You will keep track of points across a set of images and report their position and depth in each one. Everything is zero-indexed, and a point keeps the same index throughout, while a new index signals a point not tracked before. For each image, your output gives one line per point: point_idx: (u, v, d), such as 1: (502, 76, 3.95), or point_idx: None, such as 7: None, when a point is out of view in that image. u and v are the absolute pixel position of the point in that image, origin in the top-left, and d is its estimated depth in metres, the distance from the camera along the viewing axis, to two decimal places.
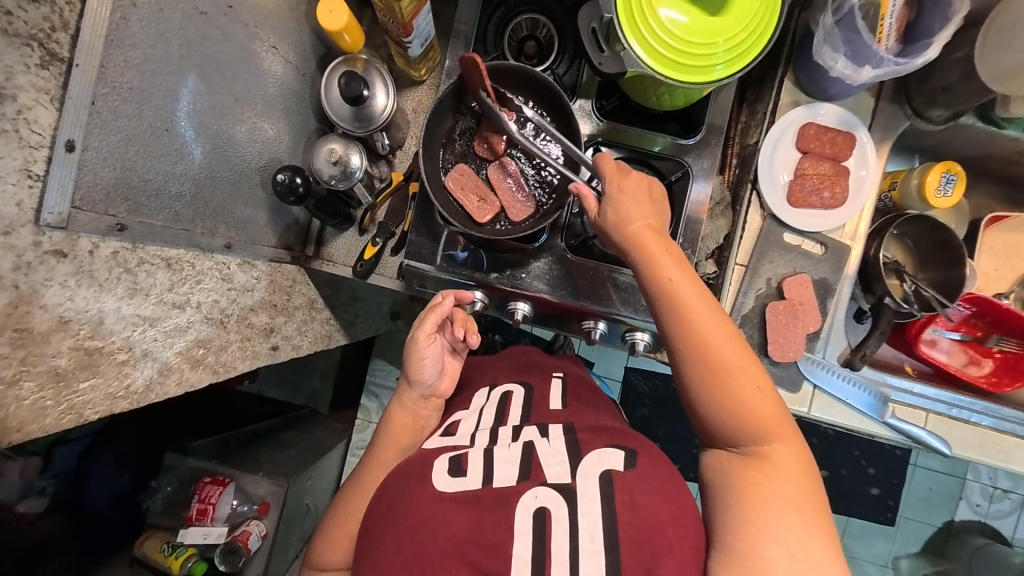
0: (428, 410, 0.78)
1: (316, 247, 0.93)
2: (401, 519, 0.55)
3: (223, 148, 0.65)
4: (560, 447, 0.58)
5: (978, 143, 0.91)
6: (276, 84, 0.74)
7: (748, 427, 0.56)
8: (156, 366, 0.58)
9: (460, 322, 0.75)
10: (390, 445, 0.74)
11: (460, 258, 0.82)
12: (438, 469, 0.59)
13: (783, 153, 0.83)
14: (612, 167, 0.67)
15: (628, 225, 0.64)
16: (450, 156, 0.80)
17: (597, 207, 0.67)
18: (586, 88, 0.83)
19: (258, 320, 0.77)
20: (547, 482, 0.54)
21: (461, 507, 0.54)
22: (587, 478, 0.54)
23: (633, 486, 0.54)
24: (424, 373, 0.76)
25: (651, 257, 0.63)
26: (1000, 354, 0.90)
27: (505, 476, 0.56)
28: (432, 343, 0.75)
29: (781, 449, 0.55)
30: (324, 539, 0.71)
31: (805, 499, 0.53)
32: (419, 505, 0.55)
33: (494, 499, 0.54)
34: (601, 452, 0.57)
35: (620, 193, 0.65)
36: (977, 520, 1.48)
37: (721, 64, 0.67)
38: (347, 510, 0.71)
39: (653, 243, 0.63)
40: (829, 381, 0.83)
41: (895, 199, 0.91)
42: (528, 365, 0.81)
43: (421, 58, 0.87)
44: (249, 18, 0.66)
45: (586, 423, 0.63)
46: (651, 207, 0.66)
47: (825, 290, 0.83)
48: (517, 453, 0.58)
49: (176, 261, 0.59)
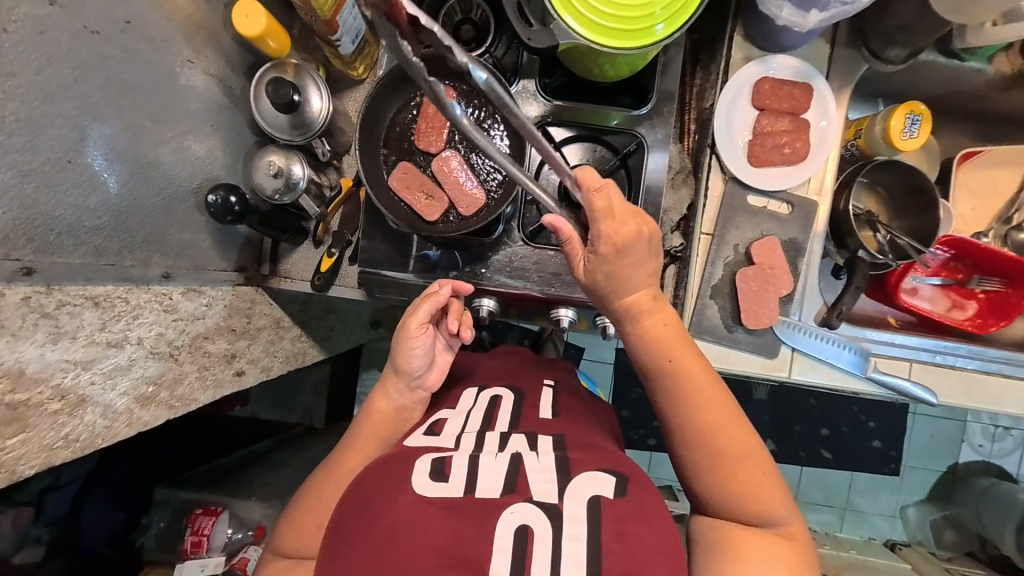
0: (413, 403, 0.74)
1: (272, 265, 0.89)
2: (376, 519, 0.52)
3: (146, 172, 0.62)
4: (549, 462, 0.56)
5: (941, 80, 0.88)
6: (199, 100, 0.71)
7: (741, 500, 0.57)
8: (98, 410, 0.57)
9: (455, 314, 0.72)
10: (369, 436, 0.72)
11: (433, 259, 0.80)
12: (420, 470, 0.56)
13: (740, 113, 0.80)
14: (600, 205, 0.58)
15: (625, 291, 0.62)
16: (392, 155, 0.76)
17: (585, 258, 0.62)
18: (529, 68, 0.80)
19: (215, 348, 0.75)
20: (533, 499, 0.52)
21: (443, 512, 0.51)
22: (574, 499, 0.52)
23: (624, 514, 0.52)
24: (413, 363, 0.72)
25: (647, 332, 0.63)
26: (983, 295, 0.91)
27: (488, 486, 0.53)
28: (423, 333, 0.72)
29: (775, 520, 0.57)
30: (289, 540, 0.67)
31: (793, 564, 0.55)
32: (397, 506, 0.52)
33: (478, 508, 0.51)
34: (591, 474, 0.55)
35: (622, 252, 0.60)
36: (981, 460, 1.47)
37: (661, 23, 0.64)
38: (311, 508, 0.68)
39: (651, 311, 0.63)
40: (808, 344, 0.78)
41: (861, 146, 0.88)
42: (519, 367, 0.80)
43: (355, 55, 0.84)
44: (155, 31, 0.62)
45: (577, 439, 0.62)
46: (650, 267, 0.63)
47: (796, 250, 0.79)
48: (503, 462, 0.56)
49: (105, 299, 0.56)
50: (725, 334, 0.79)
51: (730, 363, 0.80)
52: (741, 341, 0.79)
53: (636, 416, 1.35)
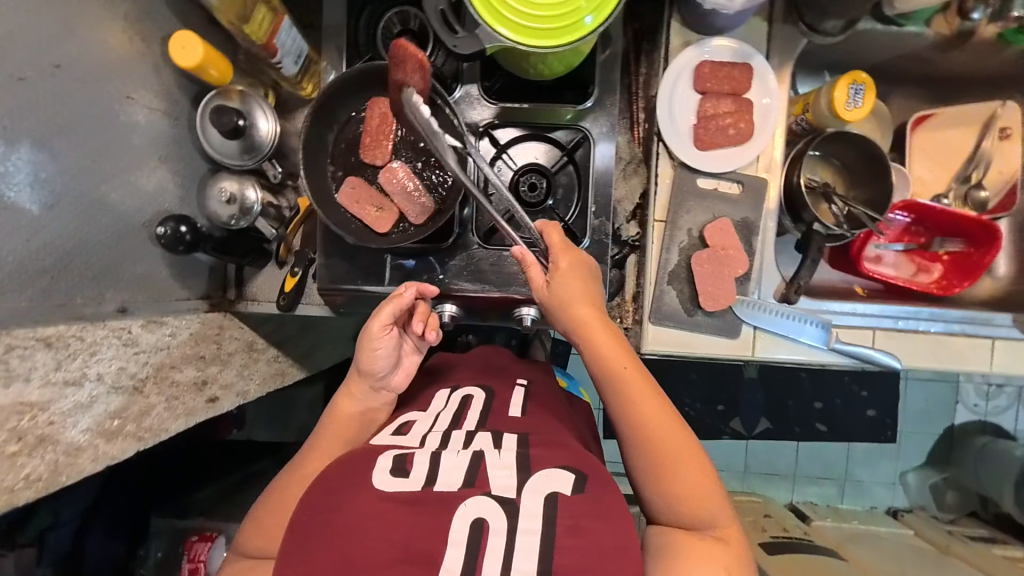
0: (379, 403, 0.75)
1: (238, 290, 0.90)
2: (336, 513, 0.53)
3: (91, 211, 0.64)
4: (510, 459, 0.57)
5: (885, 47, 0.88)
6: (144, 134, 0.72)
7: (686, 506, 0.58)
8: (61, 448, 0.58)
9: (421, 315, 0.72)
10: (334, 437, 0.72)
11: (410, 267, 0.81)
12: (382, 466, 0.56)
13: (683, 98, 0.81)
14: (558, 241, 0.68)
15: (573, 307, 0.65)
16: (340, 169, 0.77)
17: (541, 279, 0.67)
18: (470, 72, 0.80)
19: (183, 377, 0.75)
20: (490, 492, 0.52)
21: (405, 507, 0.52)
22: (532, 494, 0.53)
23: (577, 511, 0.52)
24: (378, 363, 0.72)
25: (596, 342, 0.65)
26: (947, 257, 0.92)
27: (450, 479, 0.54)
28: (387, 335, 0.71)
29: (719, 527, 0.58)
30: (252, 540, 0.67)
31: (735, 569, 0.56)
32: (356, 502, 0.53)
33: (436, 504, 0.52)
34: (551, 471, 0.55)
35: (570, 270, 0.66)
36: (977, 419, 1.47)
37: (589, 15, 0.64)
38: (273, 511, 0.68)
39: (598, 325, 0.65)
40: (770, 321, 0.79)
41: (810, 120, 0.88)
42: (495, 368, 0.81)
43: (300, 75, 0.84)
44: (87, 71, 0.63)
45: (542, 437, 0.62)
46: (592, 289, 0.68)
47: (748, 230, 0.80)
48: (465, 459, 0.56)
49: (58, 338, 0.57)
50: (686, 319, 0.80)
51: (695, 347, 0.80)
52: (702, 324, 0.79)
53: None
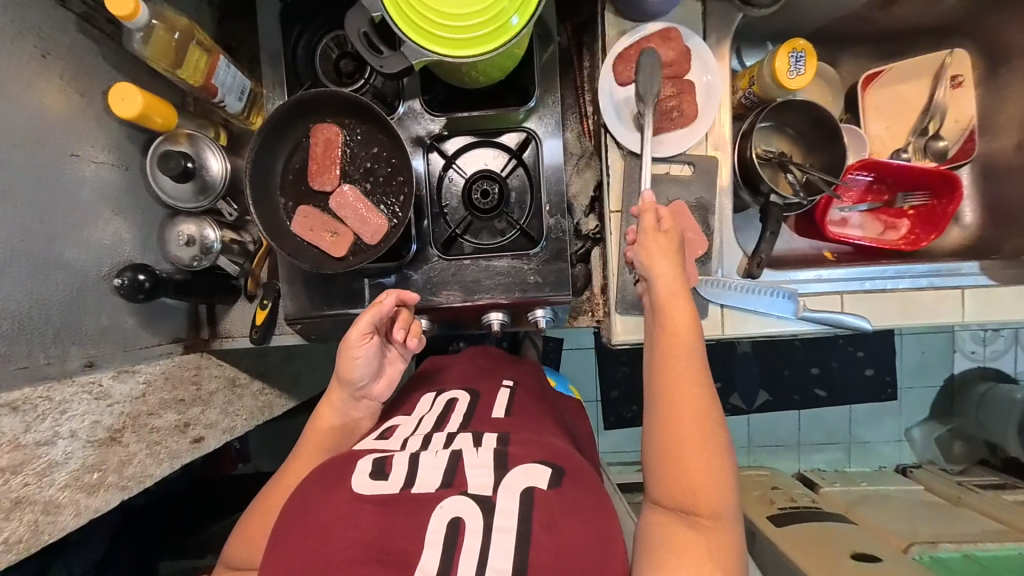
0: (360, 411, 0.74)
1: (211, 328, 0.91)
2: (311, 516, 0.53)
3: (46, 269, 0.64)
4: (488, 457, 0.57)
5: (823, 11, 0.88)
6: (94, 186, 0.73)
7: (687, 495, 0.56)
8: (38, 507, 0.59)
9: (401, 322, 0.73)
10: (312, 444, 0.72)
11: (388, 284, 0.80)
12: (360, 470, 0.57)
13: (624, 87, 0.81)
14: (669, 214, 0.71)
15: (651, 270, 0.67)
16: (291, 201, 0.77)
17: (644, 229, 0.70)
18: (411, 89, 0.81)
19: (163, 421, 0.76)
20: (467, 491, 0.53)
21: (377, 509, 0.52)
22: (508, 492, 0.53)
23: (554, 506, 0.52)
24: (356, 372, 0.71)
25: (668, 308, 0.64)
26: (913, 210, 0.91)
27: (427, 480, 0.55)
28: (366, 343, 0.70)
29: (717, 523, 0.55)
30: (236, 552, 0.68)
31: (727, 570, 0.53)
32: (332, 503, 0.53)
33: (411, 502, 0.53)
34: (529, 467, 0.56)
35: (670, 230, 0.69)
36: (977, 366, 1.46)
37: (514, 14, 0.64)
38: (255, 523, 0.68)
39: (677, 291, 0.65)
40: (735, 298, 0.79)
41: (757, 93, 0.87)
42: (487, 369, 0.82)
43: (247, 109, 0.85)
44: (27, 131, 0.64)
45: (521, 434, 0.62)
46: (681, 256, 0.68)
47: (704, 210, 0.80)
48: (443, 458, 0.57)
49: (22, 402, 0.58)
50: None
51: None
52: None
53: (626, 395, 1.36)
